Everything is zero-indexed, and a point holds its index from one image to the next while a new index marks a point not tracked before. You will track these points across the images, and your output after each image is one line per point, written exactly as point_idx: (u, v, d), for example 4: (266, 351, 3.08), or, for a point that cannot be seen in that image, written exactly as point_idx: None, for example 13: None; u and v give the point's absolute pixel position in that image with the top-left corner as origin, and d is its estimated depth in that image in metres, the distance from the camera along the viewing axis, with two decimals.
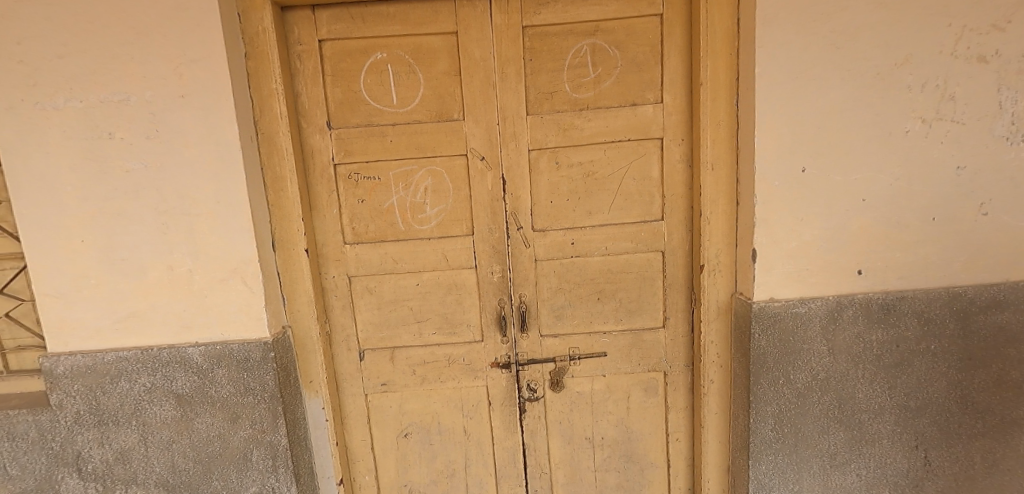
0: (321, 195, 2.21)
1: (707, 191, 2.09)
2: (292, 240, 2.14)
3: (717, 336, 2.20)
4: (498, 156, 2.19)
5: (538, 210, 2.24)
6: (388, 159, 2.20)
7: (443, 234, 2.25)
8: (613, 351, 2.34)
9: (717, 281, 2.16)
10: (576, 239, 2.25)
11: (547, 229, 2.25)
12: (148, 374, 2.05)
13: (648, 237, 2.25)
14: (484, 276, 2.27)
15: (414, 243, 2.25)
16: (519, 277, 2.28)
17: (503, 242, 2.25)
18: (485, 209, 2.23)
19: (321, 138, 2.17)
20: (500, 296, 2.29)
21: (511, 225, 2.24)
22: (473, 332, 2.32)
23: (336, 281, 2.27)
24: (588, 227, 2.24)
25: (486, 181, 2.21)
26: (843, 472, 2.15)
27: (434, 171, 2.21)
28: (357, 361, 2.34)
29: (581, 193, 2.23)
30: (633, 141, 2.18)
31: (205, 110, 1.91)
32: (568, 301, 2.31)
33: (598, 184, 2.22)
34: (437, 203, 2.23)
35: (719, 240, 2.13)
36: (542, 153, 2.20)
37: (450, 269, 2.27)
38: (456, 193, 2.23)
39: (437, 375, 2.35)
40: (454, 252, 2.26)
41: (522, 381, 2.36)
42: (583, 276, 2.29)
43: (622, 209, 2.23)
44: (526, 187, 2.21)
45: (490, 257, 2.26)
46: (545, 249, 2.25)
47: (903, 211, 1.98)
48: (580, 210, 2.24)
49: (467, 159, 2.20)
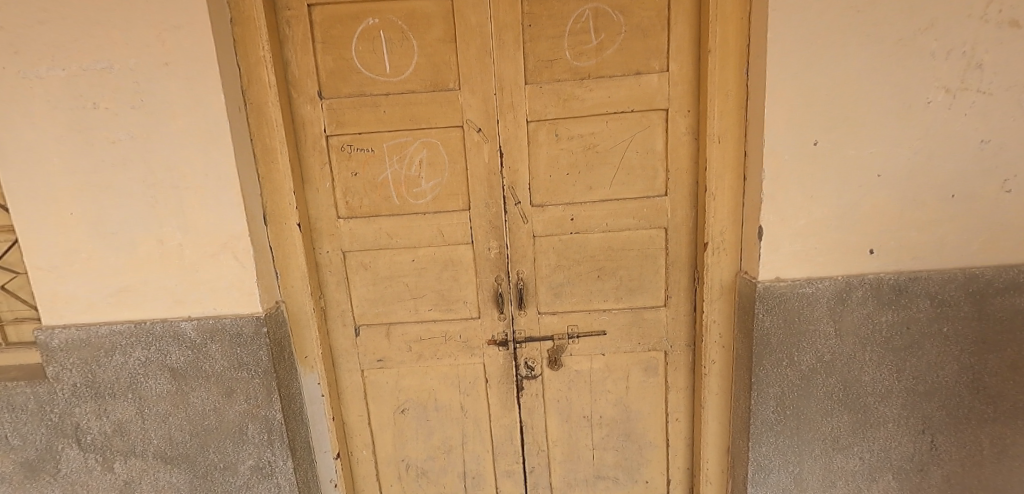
0: (313, 168, 2.15)
1: (713, 165, 2.00)
2: (284, 213, 2.09)
3: (720, 316, 2.13)
4: (495, 128, 2.10)
5: (537, 185, 2.16)
6: (381, 131, 2.12)
7: (439, 209, 2.19)
8: (613, 330, 2.29)
9: (721, 259, 2.08)
10: (576, 215, 2.18)
11: (546, 204, 2.18)
12: (142, 348, 2.05)
13: (651, 213, 2.16)
14: (481, 252, 2.21)
15: (409, 218, 2.19)
16: (517, 254, 2.22)
17: (500, 217, 2.18)
18: (482, 183, 2.15)
19: (312, 108, 2.09)
20: (497, 272, 2.24)
21: (509, 200, 2.17)
22: (470, 309, 2.28)
23: (330, 256, 2.23)
24: (588, 203, 2.17)
25: (482, 153, 2.13)
26: (845, 455, 2.10)
27: (429, 143, 2.14)
28: (353, 337, 2.31)
29: (581, 166, 2.14)
30: (637, 113, 2.09)
31: (191, 79, 1.85)
32: (567, 278, 2.25)
33: (599, 158, 2.13)
34: (432, 176, 2.17)
35: (725, 217, 2.05)
36: (541, 125, 2.11)
37: (446, 245, 2.22)
38: (452, 166, 2.16)
39: (433, 352, 2.32)
40: (450, 228, 2.20)
41: (519, 358, 2.32)
42: (582, 253, 2.22)
43: (624, 183, 2.15)
44: (524, 160, 2.13)
45: (487, 233, 2.20)
46: (543, 225, 2.19)
47: (920, 188, 1.88)
48: (580, 184, 2.16)
49: (463, 131, 2.12)
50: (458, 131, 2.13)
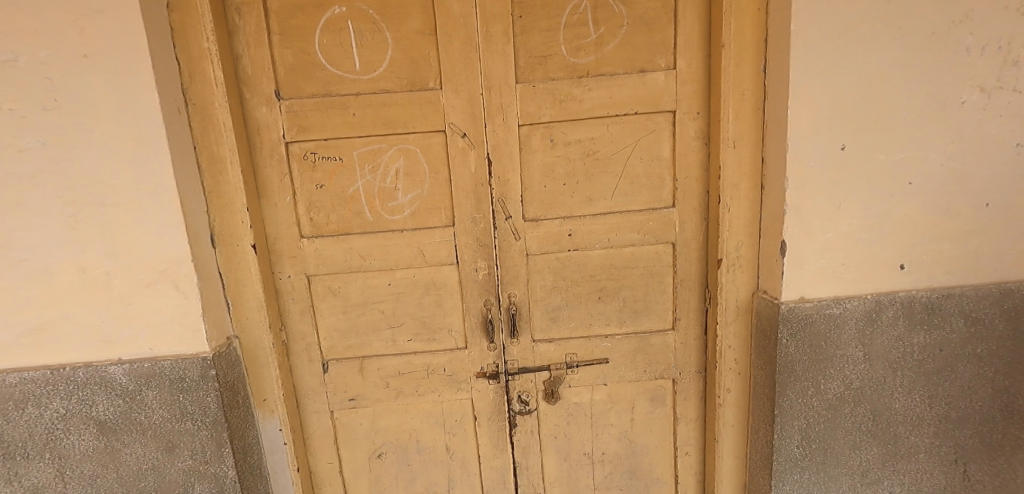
0: (270, 179, 1.85)
1: (727, 174, 1.79)
2: (236, 234, 1.78)
3: (735, 340, 1.92)
4: (483, 133, 1.85)
5: (530, 197, 1.92)
6: (350, 137, 1.84)
7: (419, 225, 1.92)
8: (616, 357, 2.05)
9: (737, 278, 1.87)
10: (574, 230, 1.93)
11: (540, 218, 1.93)
12: (61, 398, 1.70)
13: (658, 227, 1.94)
14: (467, 274, 1.95)
15: (384, 236, 1.91)
16: (508, 275, 1.96)
17: (489, 233, 1.92)
18: (468, 195, 1.89)
19: (268, 110, 1.80)
20: (486, 296, 1.97)
21: (498, 214, 1.91)
22: (455, 338, 2.01)
23: (293, 282, 1.92)
24: (588, 216, 1.93)
25: (468, 162, 1.87)
26: (874, 490, 1.91)
27: (407, 150, 1.87)
28: (321, 373, 2.01)
29: (580, 175, 1.91)
30: (641, 115, 1.86)
31: (117, 74, 1.53)
32: (565, 301, 2.01)
33: (599, 166, 1.90)
34: (411, 189, 1.90)
35: (740, 230, 1.84)
36: (534, 130, 1.87)
37: (427, 266, 1.94)
38: (434, 176, 1.89)
39: (414, 388, 2.03)
40: (432, 246, 1.92)
41: (512, 392, 2.06)
42: (582, 272, 1.98)
43: (627, 194, 1.92)
44: (516, 169, 1.88)
45: (474, 252, 1.93)
46: (538, 242, 1.94)
47: (954, 196, 1.71)
48: (578, 196, 1.92)
49: (445, 136, 1.86)
50: (440, 136, 1.86)
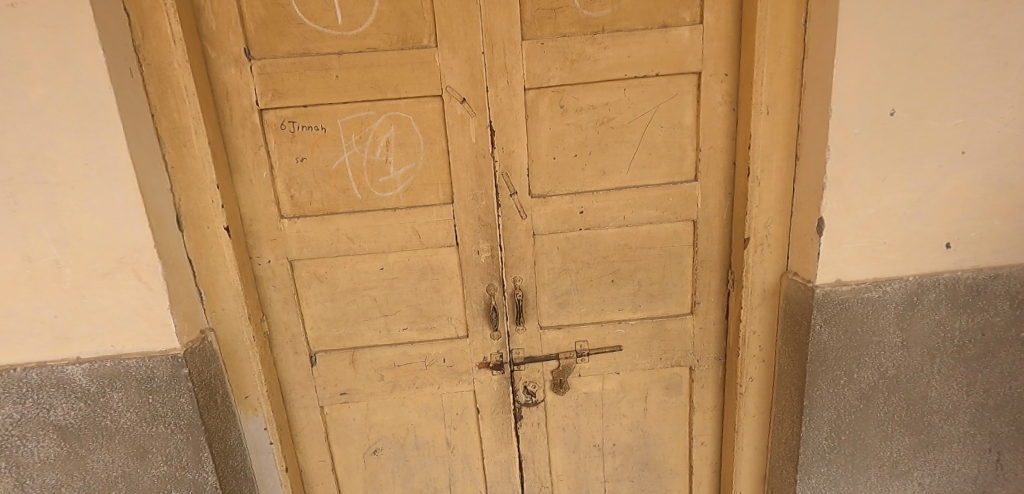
0: (243, 152, 1.62)
1: (758, 143, 1.61)
2: (206, 215, 1.57)
3: (760, 325, 1.77)
4: (484, 98, 1.64)
5: (537, 170, 1.72)
6: (334, 103, 1.62)
7: (413, 204, 1.72)
8: (630, 345, 1.89)
9: (765, 258, 1.71)
10: (586, 207, 1.75)
11: (549, 194, 1.74)
12: (14, 402, 1.51)
13: (678, 203, 1.76)
14: (468, 256, 1.76)
15: (375, 216, 1.71)
16: (513, 258, 1.78)
17: (491, 211, 1.73)
18: (468, 169, 1.69)
19: (237, 73, 1.56)
20: (489, 281, 1.79)
21: (502, 190, 1.72)
22: (455, 326, 1.84)
23: (273, 268, 1.72)
24: (601, 192, 1.74)
25: (468, 131, 1.66)
26: (903, 481, 1.79)
27: (399, 118, 1.65)
28: (308, 367, 1.83)
29: (592, 146, 1.71)
30: (662, 77, 1.66)
31: (52, 27, 1.29)
32: (575, 285, 1.83)
33: (614, 135, 1.71)
34: (403, 162, 1.69)
35: (770, 206, 1.67)
36: (541, 94, 1.66)
37: (424, 249, 1.75)
38: (429, 148, 1.68)
39: (411, 380, 1.87)
40: (428, 226, 1.73)
41: (518, 383, 1.90)
42: (594, 254, 1.80)
43: (644, 167, 1.73)
44: (521, 139, 1.68)
45: (475, 232, 1.74)
46: (545, 220, 1.75)
47: (1008, 167, 1.53)
48: (591, 169, 1.73)
49: (442, 102, 1.64)
50: (436, 102, 1.65)
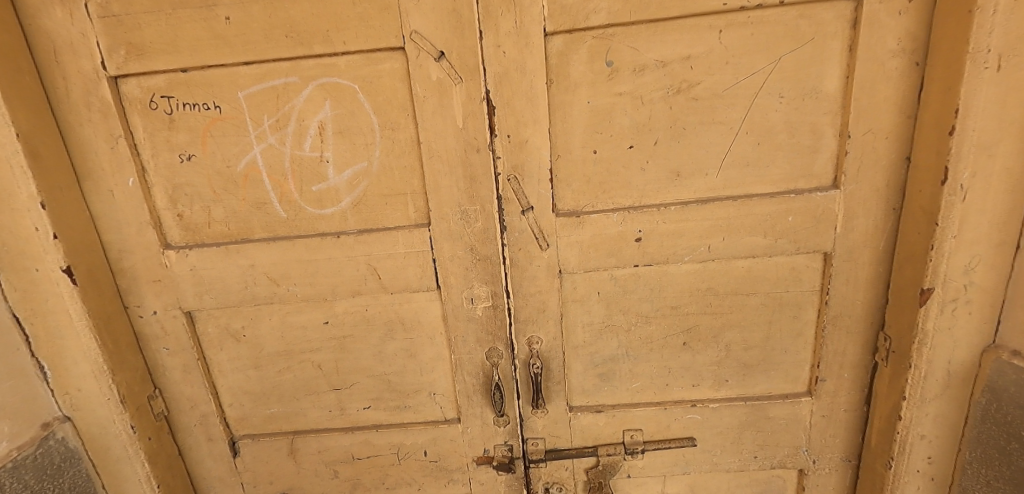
0: (94, 147, 1.02)
1: (971, 124, 0.88)
2: (29, 249, 0.97)
3: (934, 426, 1.08)
4: (476, 51, 0.96)
5: (566, 172, 1.06)
6: (229, 65, 0.98)
7: (370, 226, 1.09)
8: (709, 436, 1.23)
9: (958, 323, 1.00)
10: (647, 231, 1.08)
11: (585, 210, 1.08)
12: None
13: (803, 226, 1.05)
14: (457, 307, 1.13)
15: (308, 247, 1.08)
16: (527, 309, 1.14)
17: (492, 238, 1.08)
18: (453, 172, 1.04)
19: (67, 16, 0.95)
20: (490, 343, 1.16)
21: (509, 204, 1.06)
22: (442, 405, 1.22)
23: (162, 322, 1.13)
24: (672, 208, 1.06)
25: (451, 108, 1.00)
26: None
27: (339, 88, 1.01)
28: (229, 459, 1.25)
29: (660, 132, 1.03)
30: (789, 8, 0.94)
31: None
32: (624, 348, 1.19)
33: (698, 113, 1.01)
34: (351, 162, 1.05)
35: (981, 236, 0.95)
36: (574, 44, 0.99)
37: (389, 295, 1.13)
38: (391, 137, 1.04)
39: (379, 479, 1.27)
40: (393, 261, 1.10)
41: (535, 485, 1.27)
42: (655, 303, 1.15)
43: (748, 165, 1.04)
44: (541, 121, 1.01)
45: (467, 270, 1.10)
46: (579, 253, 1.10)
47: None
48: (656, 168, 1.05)
49: (407, 59, 0.98)
50: (397, 61, 0.99)
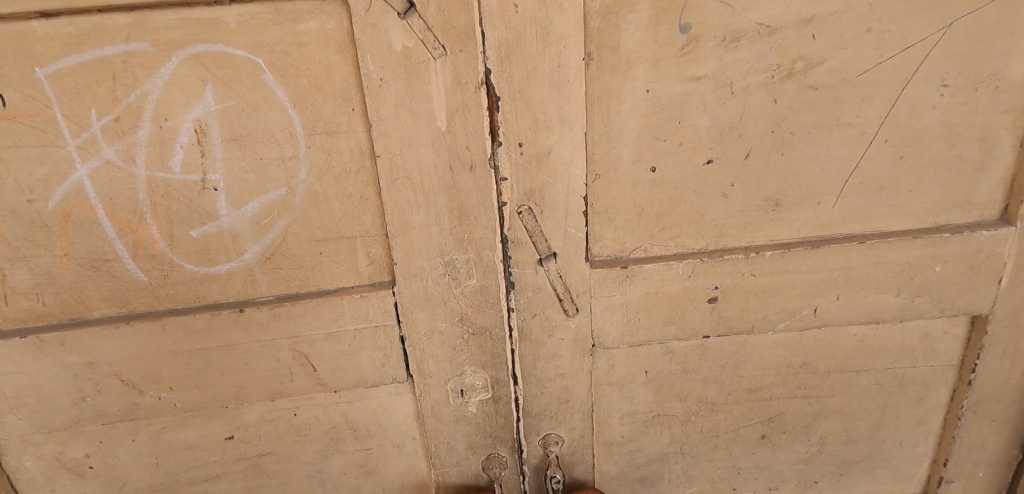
0: None
1: None
2: None
3: None
4: (469, 2, 0.57)
5: (608, 200, 0.69)
6: (7, 16, 0.54)
7: (294, 292, 0.70)
8: None
9: None
10: (726, 286, 0.73)
11: (632, 257, 0.72)
12: None
13: (954, 281, 0.72)
14: (439, 402, 0.77)
15: (199, 329, 0.69)
16: (543, 397, 0.78)
17: (493, 302, 0.71)
18: (431, 201, 0.65)
19: None
20: (488, 447, 0.81)
21: (519, 250, 0.69)
22: None
23: None
24: (766, 254, 0.71)
25: (428, 98, 0.61)
26: None
27: (227, 63, 0.59)
28: None
29: (751, 138, 0.66)
30: None
31: None
32: (679, 445, 0.85)
33: (815, 110, 0.65)
34: (256, 188, 0.64)
35: None
36: None
37: (327, 395, 0.76)
38: (326, 147, 0.64)
39: None
40: (334, 347, 0.73)
41: None
42: (726, 386, 0.81)
43: (884, 191, 0.69)
44: (577, 121, 0.63)
45: (454, 350, 0.74)
46: (622, 321, 0.74)
47: None
48: (744, 194, 0.69)
49: (349, 15, 0.58)
50: (330, 17, 0.58)
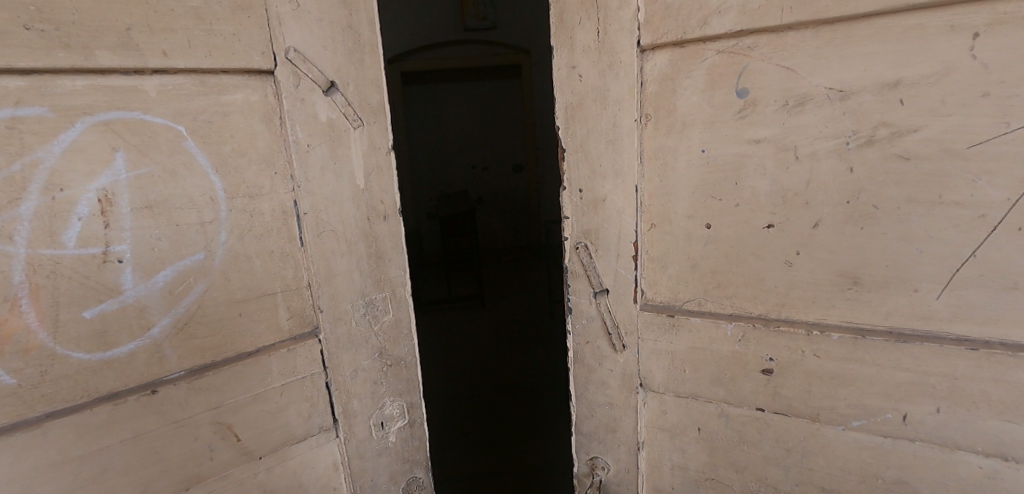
0: None
1: None
2: None
3: None
4: (380, 85, 0.65)
5: (661, 249, 0.66)
6: None
7: (210, 362, 0.60)
8: None
9: None
10: (786, 362, 0.61)
11: (685, 309, 0.66)
12: None
13: None
14: (363, 446, 0.72)
15: (88, 420, 0.53)
16: (593, 418, 0.77)
17: (407, 331, 0.73)
18: (351, 248, 0.66)
19: None
20: (407, 473, 0.77)
21: (576, 279, 0.71)
22: None
23: None
24: (833, 336, 0.58)
25: (349, 161, 0.64)
26: None
27: (143, 131, 0.53)
28: None
29: (821, 207, 0.56)
30: None
31: None
32: None
33: (906, 184, 0.51)
34: (168, 254, 0.56)
35: None
36: (685, 64, 0.59)
37: (247, 469, 0.64)
38: (250, 209, 0.60)
39: None
40: (261, 413, 0.63)
41: None
42: (792, 473, 0.65)
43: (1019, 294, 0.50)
44: (632, 174, 0.64)
45: (375, 385, 0.72)
46: (668, 369, 0.69)
47: None
48: (805, 267, 0.58)
49: (276, 90, 0.59)
50: (256, 91, 0.59)
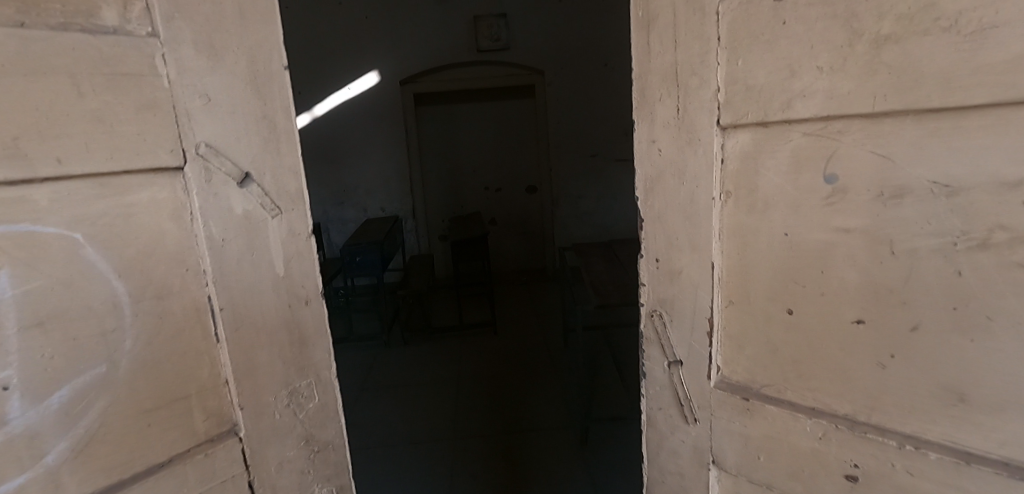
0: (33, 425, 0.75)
1: None
2: None
3: None
4: (299, 171, 0.64)
5: (739, 329, 0.64)
6: None
7: (120, 478, 0.57)
8: None
9: None
10: (874, 471, 0.55)
11: (762, 394, 0.63)
12: None
13: None
14: None
15: None
16: (664, 485, 0.75)
17: (333, 414, 0.72)
18: (272, 339, 0.65)
19: None
20: None
21: (648, 346, 0.70)
22: None
23: None
24: (931, 455, 0.51)
25: (266, 252, 0.63)
26: None
27: (35, 244, 0.50)
28: None
29: (920, 310, 0.50)
30: None
31: None
32: None
33: None
34: (63, 372, 0.52)
35: None
36: (770, 142, 0.56)
37: None
38: (158, 311, 0.57)
39: None
40: None
41: None
42: None
43: None
44: (711, 250, 0.62)
45: (302, 474, 0.71)
46: (744, 452, 0.65)
47: None
48: (899, 371, 0.52)
49: (184, 186, 0.58)
50: (162, 189, 0.57)
